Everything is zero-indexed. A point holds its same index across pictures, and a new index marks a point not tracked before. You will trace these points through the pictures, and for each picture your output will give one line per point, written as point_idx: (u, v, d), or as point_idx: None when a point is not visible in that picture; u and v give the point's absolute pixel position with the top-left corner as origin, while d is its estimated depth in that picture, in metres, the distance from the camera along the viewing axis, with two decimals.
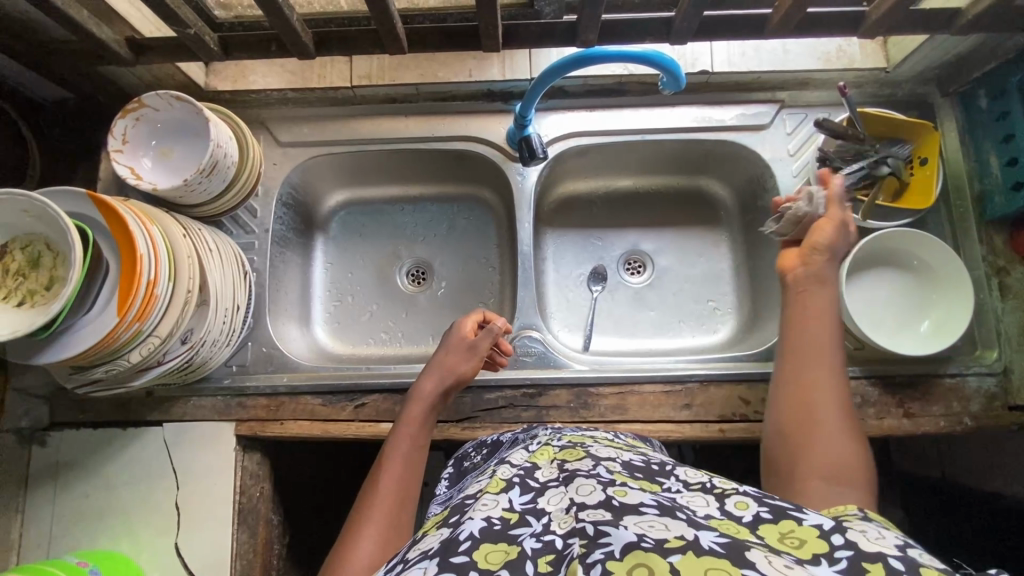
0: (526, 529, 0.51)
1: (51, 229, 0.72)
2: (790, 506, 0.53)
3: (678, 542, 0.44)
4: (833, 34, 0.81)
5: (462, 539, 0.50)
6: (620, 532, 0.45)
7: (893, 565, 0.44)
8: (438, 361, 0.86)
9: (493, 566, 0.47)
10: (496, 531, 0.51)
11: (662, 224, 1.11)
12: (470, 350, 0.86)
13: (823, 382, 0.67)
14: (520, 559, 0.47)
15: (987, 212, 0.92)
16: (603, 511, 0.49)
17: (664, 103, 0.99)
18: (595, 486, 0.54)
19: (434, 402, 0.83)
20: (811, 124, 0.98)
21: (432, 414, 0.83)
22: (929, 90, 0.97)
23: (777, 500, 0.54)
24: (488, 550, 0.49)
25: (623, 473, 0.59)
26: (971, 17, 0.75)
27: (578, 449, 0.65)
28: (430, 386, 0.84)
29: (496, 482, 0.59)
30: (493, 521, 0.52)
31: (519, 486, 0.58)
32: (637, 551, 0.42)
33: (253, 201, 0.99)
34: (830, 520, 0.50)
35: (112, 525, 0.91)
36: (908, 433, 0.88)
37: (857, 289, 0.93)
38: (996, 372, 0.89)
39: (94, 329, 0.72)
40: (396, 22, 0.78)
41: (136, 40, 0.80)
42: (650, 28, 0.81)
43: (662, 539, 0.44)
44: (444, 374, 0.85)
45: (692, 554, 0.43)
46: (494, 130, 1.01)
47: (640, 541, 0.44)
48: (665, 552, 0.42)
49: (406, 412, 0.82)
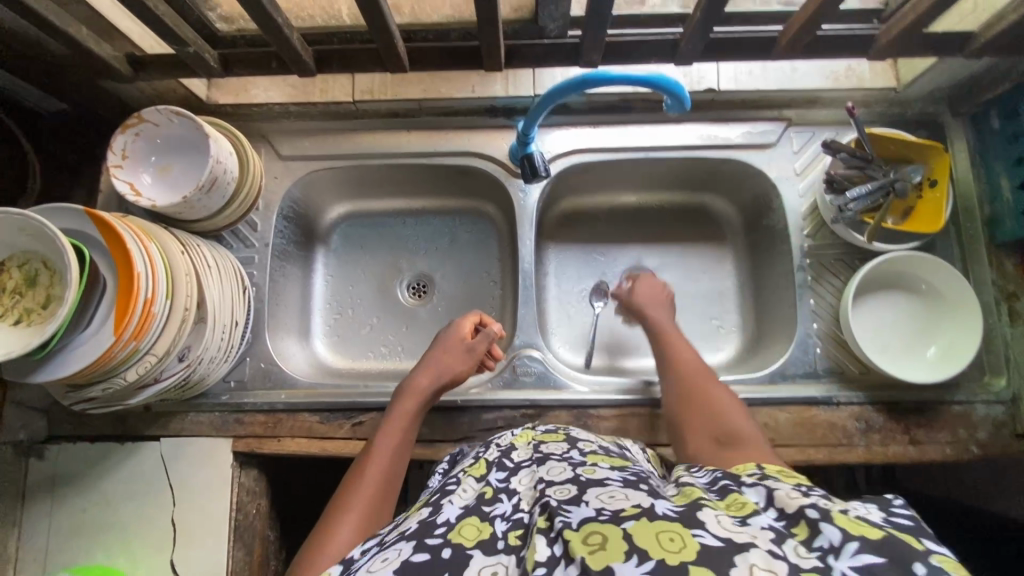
0: (499, 507, 0.57)
1: (48, 247, 0.71)
2: (730, 481, 0.56)
3: (633, 510, 0.49)
4: (842, 56, 0.79)
5: (439, 522, 0.55)
6: (580, 508, 0.51)
7: (813, 517, 0.47)
8: (434, 358, 0.86)
9: (469, 542, 0.52)
10: (473, 509, 0.57)
11: (666, 239, 1.10)
12: (468, 351, 0.87)
13: (702, 375, 0.80)
14: (491, 539, 0.52)
15: (997, 235, 0.90)
16: (568, 487, 0.55)
17: (669, 120, 0.98)
18: (566, 468, 0.61)
19: (428, 397, 0.83)
20: (819, 143, 0.96)
21: (423, 409, 0.82)
22: (940, 109, 0.96)
23: (720, 480, 0.57)
24: (463, 527, 0.54)
25: (595, 453, 0.66)
26: (984, 40, 0.74)
27: (558, 433, 0.73)
28: (424, 382, 0.83)
29: (479, 465, 0.67)
30: (469, 501, 0.59)
31: (496, 468, 0.65)
32: (592, 523, 0.48)
33: (254, 214, 0.99)
34: (763, 487, 0.54)
35: (107, 540, 0.90)
36: (914, 460, 0.86)
37: (862, 312, 0.92)
38: (1004, 400, 0.88)
39: (91, 347, 0.71)
40: (398, 42, 0.77)
41: (135, 57, 0.80)
42: (655, 49, 0.81)
43: (618, 509, 0.50)
44: (439, 370, 0.85)
45: (645, 520, 0.47)
46: (497, 145, 1.00)
47: (597, 514, 0.50)
48: (619, 521, 0.48)
49: (398, 405, 0.81)
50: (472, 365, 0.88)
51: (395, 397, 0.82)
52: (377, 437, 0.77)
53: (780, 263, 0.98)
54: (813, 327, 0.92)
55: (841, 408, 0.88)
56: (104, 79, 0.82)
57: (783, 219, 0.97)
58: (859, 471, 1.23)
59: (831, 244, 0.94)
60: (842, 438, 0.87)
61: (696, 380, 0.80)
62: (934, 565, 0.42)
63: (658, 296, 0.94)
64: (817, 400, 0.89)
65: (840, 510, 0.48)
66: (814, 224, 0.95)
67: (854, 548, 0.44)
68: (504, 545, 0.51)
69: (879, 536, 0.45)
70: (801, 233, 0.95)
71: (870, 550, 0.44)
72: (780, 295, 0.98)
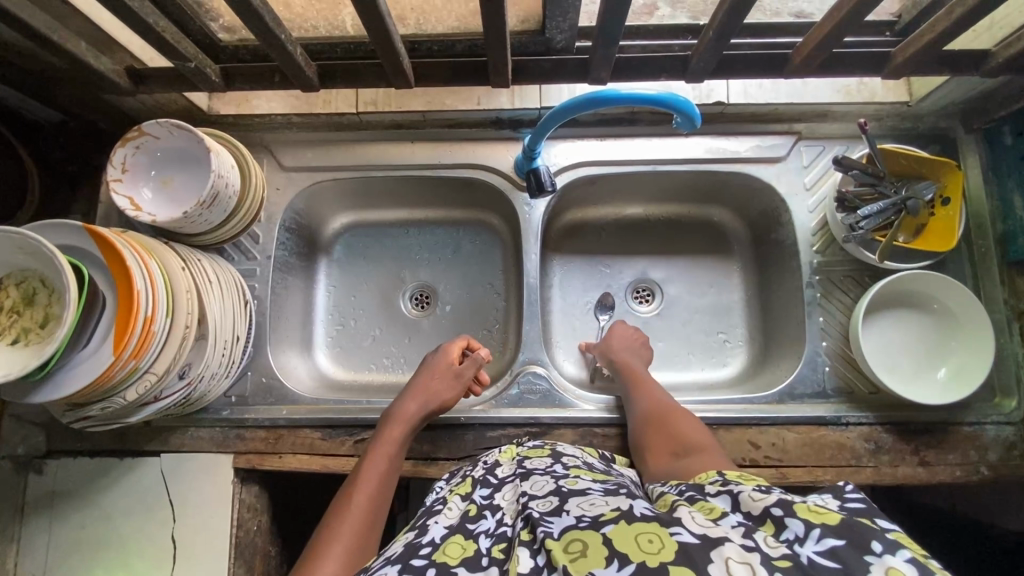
0: (484, 524, 0.57)
1: (45, 265, 0.70)
2: (699, 494, 0.55)
3: (612, 515, 0.49)
4: (856, 74, 0.78)
5: (425, 543, 0.54)
6: (562, 517, 0.51)
7: (775, 513, 0.47)
8: (421, 384, 0.86)
9: (453, 560, 0.51)
10: (457, 527, 0.56)
11: (673, 252, 1.08)
12: (456, 376, 0.88)
13: (669, 405, 0.82)
14: (476, 556, 0.51)
15: (1009, 253, 0.89)
16: (551, 499, 0.55)
17: (677, 134, 0.97)
18: (548, 481, 0.61)
19: (416, 423, 0.83)
20: (829, 157, 0.95)
21: (411, 435, 0.82)
22: (953, 124, 0.94)
23: (688, 491, 0.57)
24: (448, 546, 0.53)
25: (578, 467, 0.66)
26: (1001, 59, 0.73)
27: (543, 449, 0.74)
28: (413, 408, 0.83)
29: (464, 484, 0.67)
30: (455, 519, 0.58)
31: (480, 486, 0.65)
32: (573, 531, 0.48)
33: (256, 227, 0.98)
34: (727, 495, 0.53)
35: (106, 556, 0.89)
36: (923, 481, 0.85)
37: (871, 331, 0.91)
38: (1014, 421, 0.86)
39: (90, 367, 0.70)
40: (403, 57, 0.76)
41: (135, 70, 0.78)
42: (665, 65, 0.79)
43: (598, 515, 0.50)
44: (427, 396, 0.85)
45: (623, 523, 0.47)
46: (502, 157, 0.99)
47: (578, 522, 0.49)
48: (599, 526, 0.48)
49: (386, 431, 0.81)
50: (461, 390, 0.88)
51: (383, 422, 0.82)
52: (364, 463, 0.77)
53: (788, 279, 0.97)
54: (822, 345, 0.91)
55: (849, 429, 0.87)
56: (104, 92, 0.81)
57: (792, 234, 0.96)
58: None
59: (840, 261, 0.93)
60: (850, 459, 0.86)
61: (661, 406, 0.82)
62: (890, 540, 0.42)
63: (632, 341, 0.95)
64: (826, 420, 0.88)
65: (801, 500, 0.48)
66: (824, 241, 0.94)
67: (818, 534, 0.44)
68: (488, 560, 0.51)
69: (838, 520, 0.45)
70: (810, 249, 0.94)
71: (832, 534, 0.44)
72: (789, 311, 0.97)
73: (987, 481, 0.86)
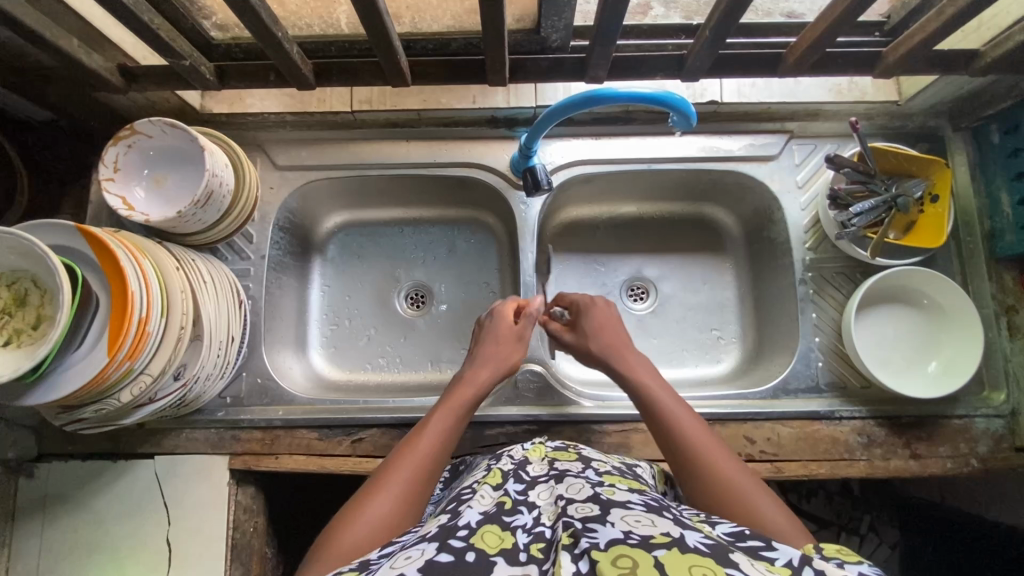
0: (519, 518, 0.56)
1: (39, 266, 0.69)
2: (761, 545, 0.52)
3: (664, 539, 0.49)
4: (849, 73, 0.79)
5: (461, 526, 0.53)
6: (607, 528, 0.50)
7: None
8: (489, 351, 0.83)
9: (491, 550, 0.51)
10: (492, 516, 0.55)
11: (667, 250, 1.09)
12: (519, 338, 0.85)
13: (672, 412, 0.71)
14: (513, 549, 0.51)
15: (997, 249, 0.91)
16: (591, 506, 0.55)
17: (672, 132, 0.97)
18: (585, 485, 0.60)
19: (487, 385, 0.79)
20: (821, 156, 0.97)
21: (479, 401, 0.78)
22: (941, 123, 0.96)
23: (749, 539, 0.53)
24: (485, 533, 0.52)
25: (611, 474, 0.66)
26: (990, 59, 0.74)
27: (570, 451, 0.73)
28: (483, 372, 0.80)
29: (494, 475, 0.66)
30: (489, 508, 0.57)
31: (513, 479, 0.64)
32: (621, 545, 0.47)
33: (249, 226, 0.97)
34: (797, 552, 0.50)
35: (102, 561, 0.88)
36: (915, 474, 0.87)
37: (864, 325, 0.92)
38: (1003, 414, 0.88)
39: (81, 370, 0.69)
40: (400, 56, 0.75)
41: (127, 68, 0.78)
42: (661, 65, 0.80)
43: (648, 535, 0.49)
44: (494, 364, 0.81)
45: (677, 551, 0.47)
46: (497, 156, 0.99)
47: (626, 537, 0.49)
48: (650, 548, 0.47)
49: (458, 389, 0.77)
50: (523, 351, 0.86)
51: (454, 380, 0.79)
52: (431, 417, 0.72)
53: (780, 276, 0.98)
54: (815, 341, 0.92)
55: (842, 423, 0.89)
56: (95, 89, 0.80)
57: (785, 231, 0.97)
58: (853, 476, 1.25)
59: (832, 257, 0.94)
60: (843, 452, 0.87)
61: (670, 413, 0.71)
62: None
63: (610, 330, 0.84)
64: (819, 414, 0.89)
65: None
66: (816, 237, 0.95)
67: None
68: (527, 556, 0.50)
69: None
70: (803, 246, 0.95)
71: None
72: (779, 307, 0.98)
73: (977, 473, 0.88)
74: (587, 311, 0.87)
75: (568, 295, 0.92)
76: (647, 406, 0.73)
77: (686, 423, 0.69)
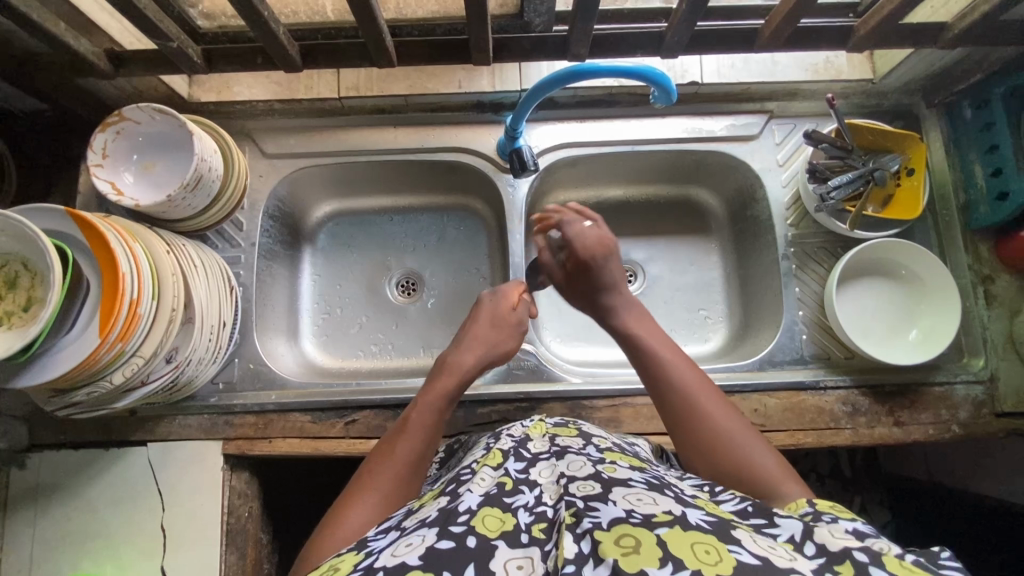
0: (521, 498, 0.55)
1: (28, 248, 0.69)
2: (764, 522, 0.53)
3: (665, 517, 0.48)
4: (823, 49, 0.82)
5: (461, 510, 0.53)
6: (609, 507, 0.50)
7: (859, 561, 0.46)
8: (474, 336, 0.82)
9: (491, 534, 0.50)
10: (493, 498, 0.54)
11: (653, 233, 1.11)
12: (513, 325, 0.85)
13: (683, 377, 0.70)
14: (515, 531, 0.50)
15: (972, 220, 0.93)
16: (592, 484, 0.54)
17: (655, 114, 0.99)
18: (586, 462, 0.59)
19: (468, 374, 0.78)
20: (800, 134, 0.99)
21: (462, 389, 0.77)
22: (915, 100, 0.99)
23: (751, 517, 0.54)
24: (485, 517, 0.52)
25: (612, 450, 0.65)
26: (957, 31, 0.77)
27: (570, 427, 0.71)
28: (464, 361, 0.79)
29: (494, 455, 0.64)
30: (490, 489, 0.56)
31: (513, 458, 0.62)
32: (623, 525, 0.47)
33: (239, 214, 0.97)
34: (799, 526, 0.52)
35: (96, 549, 0.88)
36: (899, 441, 0.89)
37: (846, 297, 0.94)
38: (983, 379, 0.90)
39: (73, 352, 0.69)
40: (386, 36, 0.77)
41: (115, 52, 0.79)
42: (641, 42, 0.82)
43: (650, 514, 0.49)
44: (479, 348, 0.81)
45: (679, 529, 0.47)
46: (484, 140, 1.01)
47: (628, 515, 0.48)
48: (652, 526, 0.47)
49: (437, 381, 0.77)
50: (517, 337, 0.85)
51: (433, 372, 0.78)
52: (411, 414, 0.72)
53: (764, 254, 1.00)
54: (800, 314, 0.94)
55: (827, 393, 0.90)
56: (85, 76, 0.81)
57: (767, 209, 0.99)
58: (843, 457, 1.25)
59: (814, 233, 0.96)
60: (829, 421, 0.89)
61: (680, 378, 0.70)
62: None
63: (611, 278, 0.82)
64: (804, 384, 0.91)
65: (889, 552, 0.47)
66: (798, 213, 0.97)
67: None
68: (528, 538, 0.50)
69: None
70: (785, 223, 0.97)
71: None
72: (764, 285, 1.00)
73: (959, 439, 0.90)
74: (586, 266, 0.83)
75: (567, 232, 0.86)
76: (660, 377, 0.71)
77: (695, 389, 0.69)
